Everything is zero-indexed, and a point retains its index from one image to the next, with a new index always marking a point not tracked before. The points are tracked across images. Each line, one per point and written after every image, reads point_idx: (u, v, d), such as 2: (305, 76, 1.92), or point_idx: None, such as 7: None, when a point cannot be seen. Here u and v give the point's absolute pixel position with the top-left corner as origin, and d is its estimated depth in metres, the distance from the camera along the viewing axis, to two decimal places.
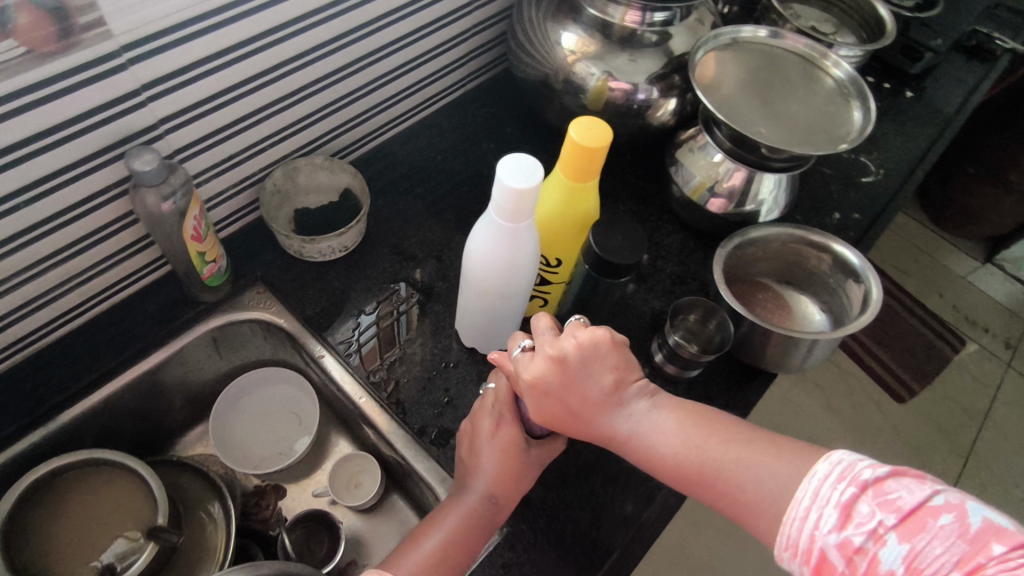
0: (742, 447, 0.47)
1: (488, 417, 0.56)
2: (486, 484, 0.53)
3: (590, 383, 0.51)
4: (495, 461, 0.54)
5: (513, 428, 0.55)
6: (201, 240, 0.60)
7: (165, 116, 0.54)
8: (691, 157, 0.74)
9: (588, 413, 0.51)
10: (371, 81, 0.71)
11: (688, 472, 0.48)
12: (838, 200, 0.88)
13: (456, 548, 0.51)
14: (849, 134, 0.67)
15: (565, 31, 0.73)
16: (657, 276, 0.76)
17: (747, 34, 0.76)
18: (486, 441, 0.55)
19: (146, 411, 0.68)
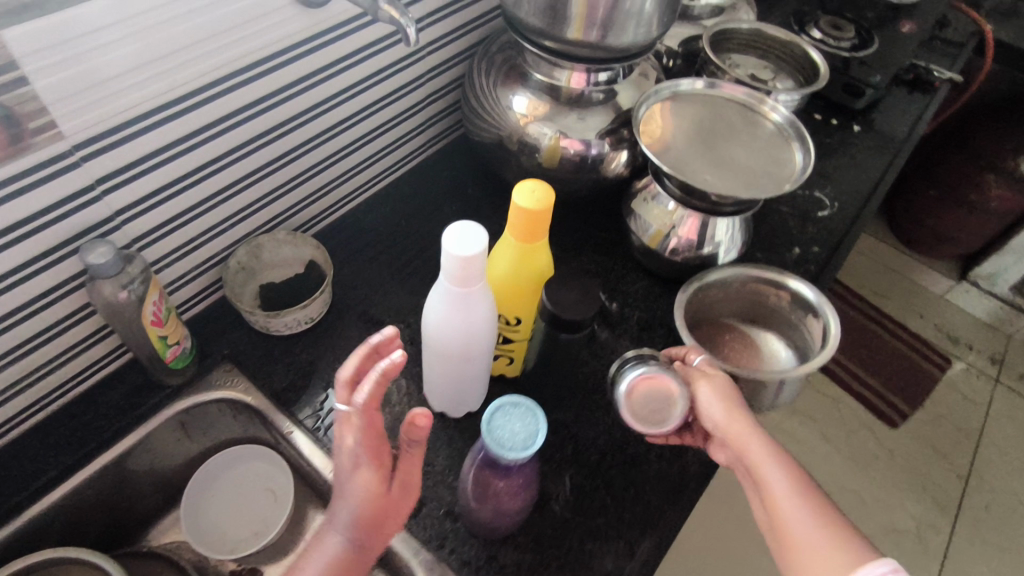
0: (828, 528, 0.48)
1: (342, 456, 0.49)
2: (344, 530, 0.48)
3: (739, 409, 0.56)
4: (352, 511, 0.48)
5: (367, 468, 0.48)
6: (162, 324, 0.60)
7: (120, 207, 0.55)
8: (646, 206, 0.76)
9: (735, 429, 0.54)
10: (329, 156, 0.73)
11: (783, 518, 0.49)
12: (796, 234, 0.91)
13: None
14: (793, 173, 0.70)
15: (515, 95, 0.76)
16: (624, 324, 0.77)
17: (687, 88, 0.78)
18: (344, 477, 0.48)
19: (114, 502, 0.66)
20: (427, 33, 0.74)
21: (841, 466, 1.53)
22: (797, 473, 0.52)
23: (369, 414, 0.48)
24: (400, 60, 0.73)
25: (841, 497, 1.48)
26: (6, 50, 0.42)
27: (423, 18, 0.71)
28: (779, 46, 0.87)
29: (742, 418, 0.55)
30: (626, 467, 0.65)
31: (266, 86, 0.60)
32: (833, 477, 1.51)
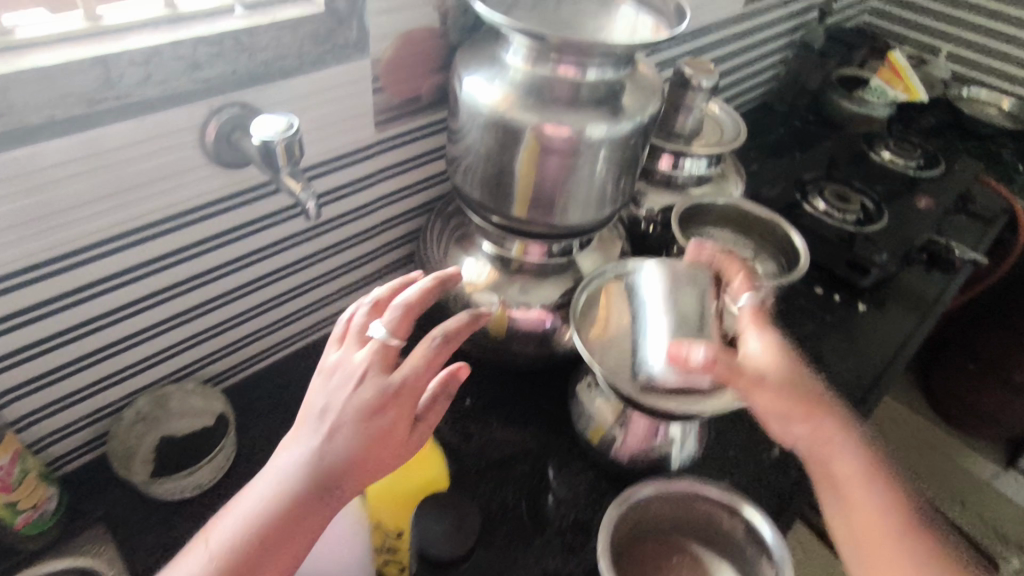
0: (909, 542, 0.48)
1: (375, 377, 0.46)
2: (337, 460, 0.43)
3: (805, 378, 0.54)
4: (364, 437, 0.44)
5: (405, 405, 0.45)
6: (11, 489, 0.55)
7: None
8: (589, 395, 0.68)
9: (807, 416, 0.53)
10: (255, 307, 0.70)
11: (871, 516, 0.49)
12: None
13: (250, 550, 0.40)
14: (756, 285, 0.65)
15: (466, 258, 0.71)
16: (558, 523, 0.65)
17: (637, 266, 0.70)
18: (348, 404, 0.45)
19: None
20: (333, 207, 0.69)
21: None
22: (876, 467, 0.51)
23: (441, 350, 0.48)
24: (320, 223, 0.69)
25: None
26: None
27: (368, 177, 0.70)
28: (760, 226, 0.80)
29: (814, 403, 0.53)
30: None
31: (175, 242, 0.58)
32: None
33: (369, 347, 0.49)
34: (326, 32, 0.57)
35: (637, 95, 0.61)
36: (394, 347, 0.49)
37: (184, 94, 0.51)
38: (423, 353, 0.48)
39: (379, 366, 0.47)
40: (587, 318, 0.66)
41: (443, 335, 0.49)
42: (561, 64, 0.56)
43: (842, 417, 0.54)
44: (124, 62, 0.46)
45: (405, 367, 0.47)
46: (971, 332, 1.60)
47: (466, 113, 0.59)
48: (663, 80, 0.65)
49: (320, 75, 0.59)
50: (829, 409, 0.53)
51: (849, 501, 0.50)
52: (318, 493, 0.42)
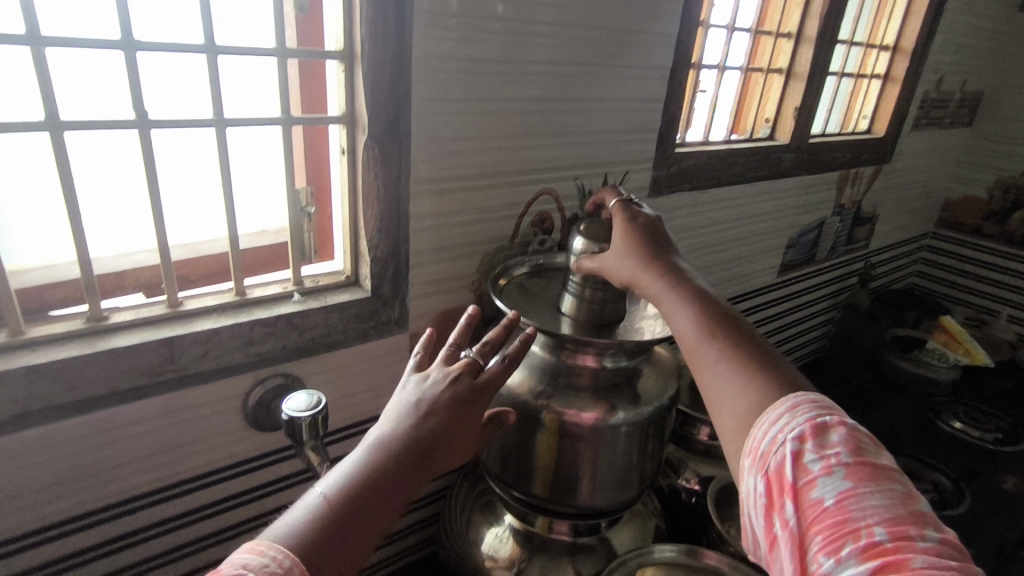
0: (734, 374, 0.40)
1: (463, 375, 0.45)
2: (448, 395, 0.44)
3: (660, 249, 0.50)
4: (446, 425, 0.43)
5: (484, 405, 0.46)
6: None
7: None
8: None
9: (649, 279, 0.48)
10: None
11: (694, 350, 0.43)
12: None
13: (360, 503, 0.37)
14: (629, 214, 0.53)
15: (488, 532, 0.70)
16: None
17: (665, 554, 0.64)
18: (459, 372, 0.45)
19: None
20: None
21: None
22: (710, 328, 0.43)
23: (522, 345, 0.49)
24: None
25: None
26: None
27: None
28: None
29: (655, 279, 0.48)
30: None
31: (200, 498, 0.62)
32: None
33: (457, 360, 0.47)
34: (369, 312, 0.65)
35: (580, 313, 0.59)
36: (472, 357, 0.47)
37: (234, 367, 0.58)
38: (502, 362, 0.47)
39: (467, 372, 0.45)
40: None
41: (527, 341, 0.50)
42: (579, 355, 0.59)
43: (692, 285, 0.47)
44: (188, 341, 0.54)
45: (491, 375, 0.46)
46: None
47: None
48: (680, 363, 0.67)
49: (361, 347, 0.66)
50: (665, 271, 0.48)
51: (689, 317, 0.44)
52: (419, 464, 0.40)
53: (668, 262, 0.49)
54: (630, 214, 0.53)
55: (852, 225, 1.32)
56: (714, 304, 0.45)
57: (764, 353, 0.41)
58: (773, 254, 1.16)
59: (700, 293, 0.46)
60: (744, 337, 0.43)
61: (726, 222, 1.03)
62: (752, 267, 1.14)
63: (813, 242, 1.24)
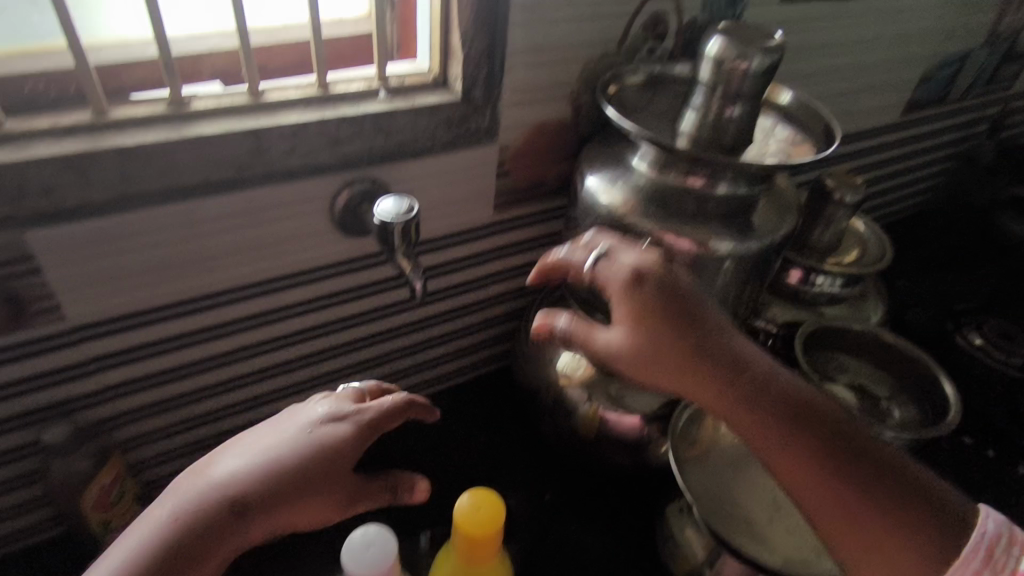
0: (829, 501, 0.43)
1: (329, 441, 0.49)
2: (272, 476, 0.46)
3: (649, 289, 0.50)
4: (303, 461, 0.47)
5: (337, 484, 0.47)
6: (108, 508, 0.58)
7: (109, 384, 0.56)
8: (679, 519, 0.62)
9: (643, 328, 0.49)
10: (347, 368, 0.71)
11: (790, 473, 0.44)
12: None
13: (185, 521, 0.43)
14: (634, 280, 0.50)
15: (566, 350, 0.69)
16: None
17: None
18: (316, 427, 0.50)
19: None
20: (458, 274, 0.71)
21: None
22: (800, 450, 0.44)
23: (393, 408, 0.53)
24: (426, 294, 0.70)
25: None
26: (27, 245, 0.46)
27: (477, 255, 0.71)
28: (900, 359, 0.71)
29: (706, 377, 0.48)
30: None
31: (292, 297, 0.62)
32: None
33: (317, 413, 0.51)
34: (460, 117, 0.59)
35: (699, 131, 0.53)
36: (338, 421, 0.50)
37: (321, 167, 0.55)
38: (376, 408, 0.52)
39: (330, 417, 0.51)
40: (692, 437, 0.60)
41: (396, 408, 0.53)
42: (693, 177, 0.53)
43: (745, 382, 0.47)
44: (275, 136, 0.51)
45: (370, 417, 0.51)
46: None
47: (583, 206, 0.58)
48: (801, 200, 0.61)
49: (449, 158, 0.62)
50: (734, 383, 0.47)
51: (759, 435, 0.46)
52: (245, 507, 0.45)
53: (676, 325, 0.49)
54: (635, 282, 0.50)
55: (1001, 60, 1.13)
56: (790, 401, 0.46)
57: (835, 445, 0.44)
58: (901, 89, 1.01)
59: (752, 387, 0.47)
60: (795, 422, 0.45)
61: (858, 43, 0.88)
62: (875, 103, 1.00)
63: (951, 77, 1.07)
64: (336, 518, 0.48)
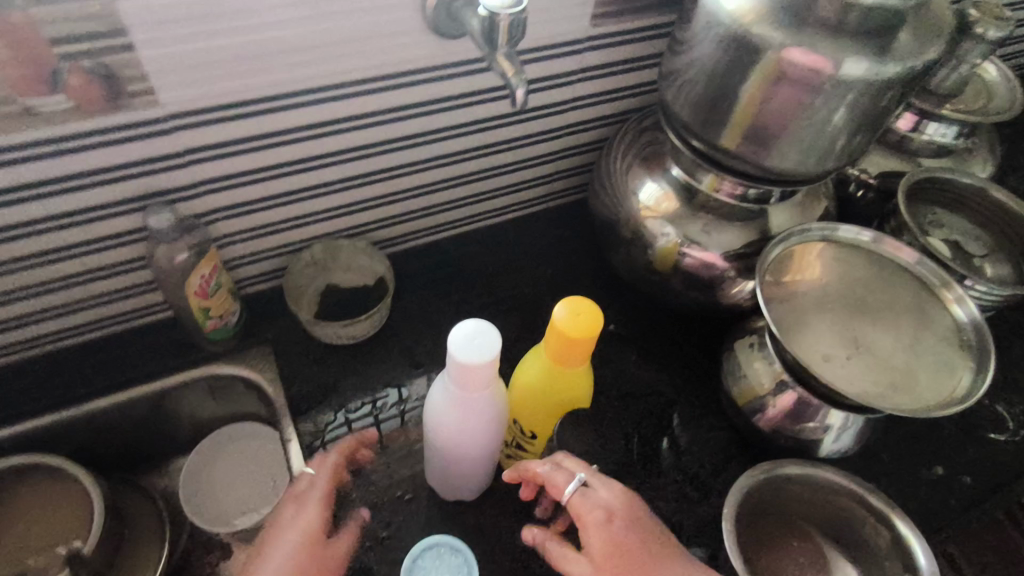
0: None
1: (297, 527, 0.54)
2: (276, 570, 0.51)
3: (617, 534, 0.48)
4: (284, 566, 0.51)
5: (320, 545, 0.53)
6: (206, 297, 0.61)
7: (202, 179, 0.56)
8: (748, 355, 0.64)
9: (644, 541, 0.48)
10: (426, 185, 0.69)
11: None
12: (964, 450, 0.71)
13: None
14: (601, 512, 0.48)
15: (648, 181, 0.67)
16: (676, 470, 0.66)
17: (847, 234, 0.60)
18: (286, 526, 0.54)
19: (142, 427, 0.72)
20: (545, 94, 0.67)
21: None
22: None
23: (331, 468, 0.57)
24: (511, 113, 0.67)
25: None
26: (116, 15, 0.43)
27: (567, 74, 0.66)
28: (1007, 218, 0.67)
29: None
30: None
31: (379, 103, 0.58)
32: None
33: (292, 492, 0.57)
34: None
35: None
36: (302, 486, 0.57)
37: None
38: (326, 471, 0.57)
39: (292, 502, 0.56)
40: (778, 272, 0.59)
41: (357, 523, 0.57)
42: None
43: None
44: None
45: (319, 514, 0.55)
46: None
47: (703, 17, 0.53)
48: (951, 26, 0.54)
49: None
50: None
51: None
52: None
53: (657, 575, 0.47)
54: (606, 513, 0.48)
55: None
56: None
57: None
58: None
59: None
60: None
61: None
62: None
63: None
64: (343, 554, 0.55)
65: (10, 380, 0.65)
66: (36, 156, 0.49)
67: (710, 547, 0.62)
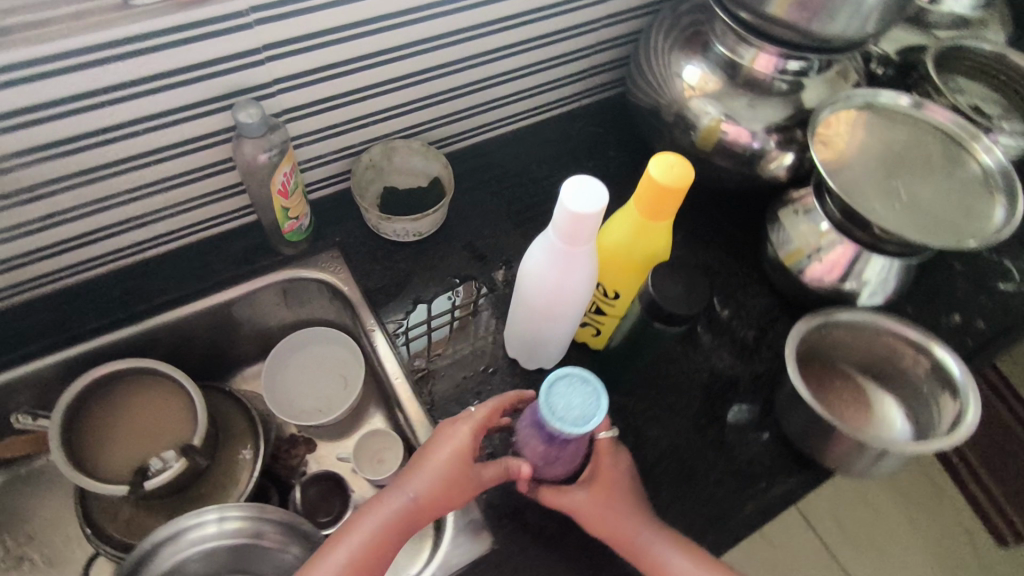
0: None
1: (447, 446, 0.55)
2: (418, 485, 0.54)
3: (618, 488, 0.56)
4: (433, 479, 0.54)
5: (457, 473, 0.54)
6: (287, 196, 0.64)
7: (278, 77, 0.58)
8: (794, 220, 0.69)
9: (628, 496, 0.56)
10: (478, 81, 0.72)
11: None
12: (980, 301, 0.79)
13: (363, 566, 0.51)
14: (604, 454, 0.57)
15: (689, 64, 0.71)
16: (727, 335, 0.73)
17: (888, 100, 0.67)
18: (433, 452, 0.55)
19: (221, 331, 0.76)
20: None
21: (918, 558, 1.40)
22: None
23: (488, 409, 0.56)
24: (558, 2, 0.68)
25: None
26: None
27: None
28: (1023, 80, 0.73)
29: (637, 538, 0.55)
30: (678, 477, 0.63)
31: None
32: (903, 566, 1.39)
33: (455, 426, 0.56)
34: None
35: None
36: (474, 423, 0.55)
37: None
38: (489, 408, 0.56)
39: (457, 439, 0.55)
40: (824, 134, 0.65)
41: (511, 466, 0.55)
42: None
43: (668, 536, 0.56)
44: None
45: (471, 438, 0.55)
46: None
47: None
48: None
49: None
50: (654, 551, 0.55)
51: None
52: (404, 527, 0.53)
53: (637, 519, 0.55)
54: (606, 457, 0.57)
55: None
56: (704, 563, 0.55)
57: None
58: None
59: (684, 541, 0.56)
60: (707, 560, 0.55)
61: None
62: None
63: None
64: (466, 485, 0.54)
65: (96, 291, 0.68)
66: (129, 53, 0.50)
67: (760, 394, 0.69)
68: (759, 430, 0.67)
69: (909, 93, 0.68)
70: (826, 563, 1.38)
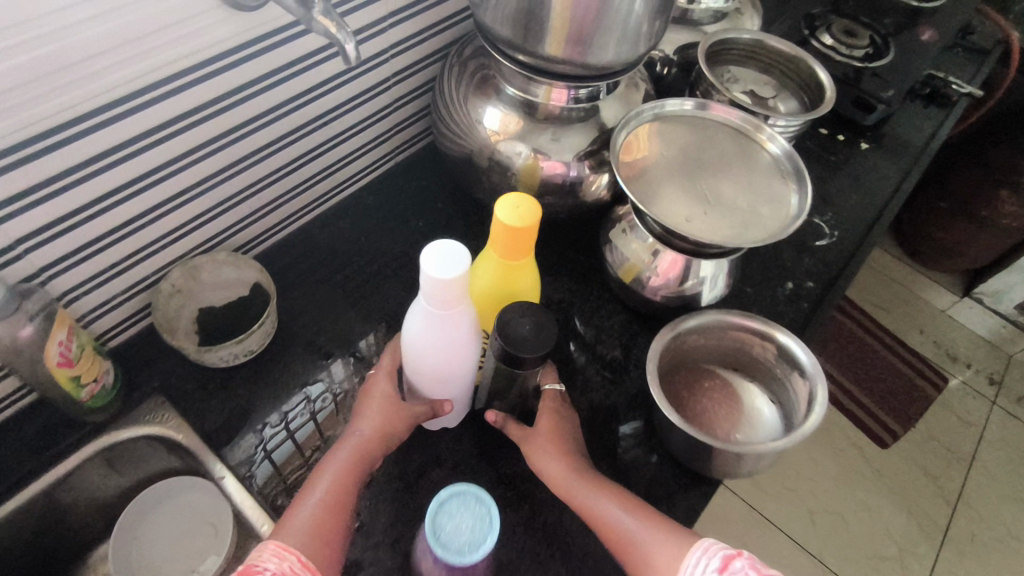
0: (649, 532, 0.51)
1: (377, 393, 0.57)
2: (366, 426, 0.55)
3: (565, 435, 0.59)
4: (376, 414, 0.55)
5: (395, 404, 0.56)
6: (73, 364, 0.55)
7: (16, 237, 0.49)
8: (624, 239, 0.70)
9: (566, 435, 0.59)
10: (272, 172, 0.66)
11: (605, 516, 0.53)
12: (805, 262, 0.85)
13: (333, 505, 0.49)
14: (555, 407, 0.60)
15: (488, 108, 0.69)
16: (594, 361, 0.73)
17: (673, 107, 0.71)
18: (369, 400, 0.57)
19: (43, 531, 0.64)
20: (366, 47, 0.65)
21: (825, 485, 1.51)
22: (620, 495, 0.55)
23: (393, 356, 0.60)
24: (338, 75, 0.64)
25: (822, 518, 1.47)
26: None
27: (381, 21, 0.64)
28: (785, 61, 0.79)
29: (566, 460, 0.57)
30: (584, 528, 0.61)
31: (183, 103, 0.53)
32: (816, 496, 1.50)
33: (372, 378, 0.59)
34: None
35: None
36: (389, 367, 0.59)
37: None
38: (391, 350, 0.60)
39: (382, 382, 0.58)
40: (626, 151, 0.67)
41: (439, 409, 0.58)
42: None
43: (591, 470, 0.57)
44: None
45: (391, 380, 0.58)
46: (935, 178, 1.72)
47: None
48: None
49: None
50: (575, 470, 0.56)
51: (584, 494, 0.55)
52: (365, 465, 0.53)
53: (574, 454, 0.58)
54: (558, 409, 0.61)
55: None
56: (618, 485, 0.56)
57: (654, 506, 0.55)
58: None
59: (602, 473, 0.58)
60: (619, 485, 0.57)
61: None
62: None
63: None
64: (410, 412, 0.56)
65: None
66: None
67: (640, 415, 0.69)
68: (648, 453, 0.67)
69: (690, 96, 0.73)
70: (749, 517, 1.46)
